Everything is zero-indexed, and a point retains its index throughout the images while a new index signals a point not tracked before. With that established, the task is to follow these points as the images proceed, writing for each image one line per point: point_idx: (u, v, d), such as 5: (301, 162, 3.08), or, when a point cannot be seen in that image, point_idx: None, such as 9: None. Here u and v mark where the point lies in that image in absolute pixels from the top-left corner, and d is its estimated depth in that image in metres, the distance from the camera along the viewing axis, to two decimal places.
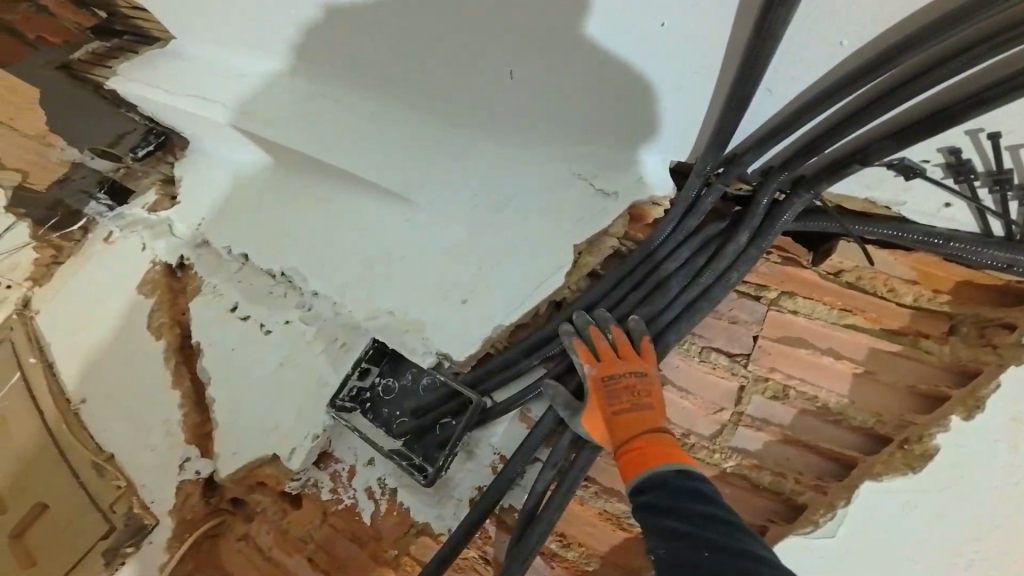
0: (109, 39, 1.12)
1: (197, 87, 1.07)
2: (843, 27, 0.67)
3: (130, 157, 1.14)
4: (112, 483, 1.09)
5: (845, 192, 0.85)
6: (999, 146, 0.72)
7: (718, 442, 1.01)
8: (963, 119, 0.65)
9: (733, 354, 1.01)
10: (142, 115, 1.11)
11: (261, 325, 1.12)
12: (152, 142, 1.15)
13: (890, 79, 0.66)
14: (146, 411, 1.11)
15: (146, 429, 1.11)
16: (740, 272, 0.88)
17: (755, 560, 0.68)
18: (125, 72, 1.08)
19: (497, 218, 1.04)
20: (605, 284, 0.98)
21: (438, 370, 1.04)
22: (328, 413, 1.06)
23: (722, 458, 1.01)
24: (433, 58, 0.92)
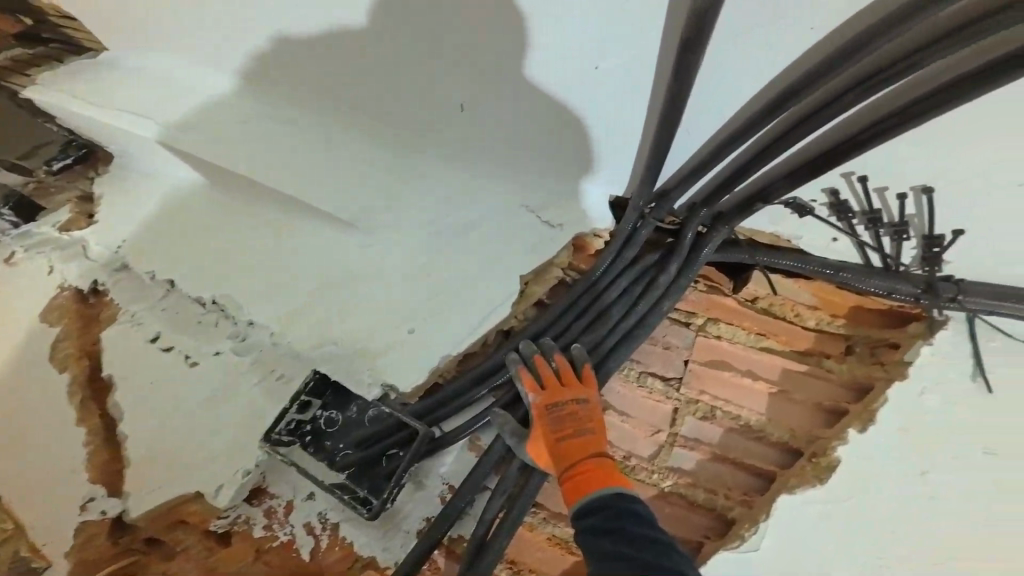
0: (30, 44, 1.04)
1: (136, 101, 1.03)
2: (742, 78, 0.80)
3: (45, 169, 1.05)
4: None
5: (755, 225, 0.97)
6: (867, 188, 0.86)
7: (656, 463, 1.07)
8: (916, 121, 0.68)
9: (667, 378, 1.07)
10: (61, 127, 1.05)
11: (185, 355, 1.04)
12: (72, 156, 1.09)
13: (850, 78, 0.68)
14: (46, 451, 0.97)
15: (39, 477, 0.96)
16: (672, 300, 0.97)
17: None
18: (49, 82, 1.03)
19: (451, 247, 1.07)
20: (550, 314, 1.03)
21: (383, 402, 1.02)
22: (263, 447, 0.99)
23: (660, 477, 1.06)
24: (417, 69, 0.92)
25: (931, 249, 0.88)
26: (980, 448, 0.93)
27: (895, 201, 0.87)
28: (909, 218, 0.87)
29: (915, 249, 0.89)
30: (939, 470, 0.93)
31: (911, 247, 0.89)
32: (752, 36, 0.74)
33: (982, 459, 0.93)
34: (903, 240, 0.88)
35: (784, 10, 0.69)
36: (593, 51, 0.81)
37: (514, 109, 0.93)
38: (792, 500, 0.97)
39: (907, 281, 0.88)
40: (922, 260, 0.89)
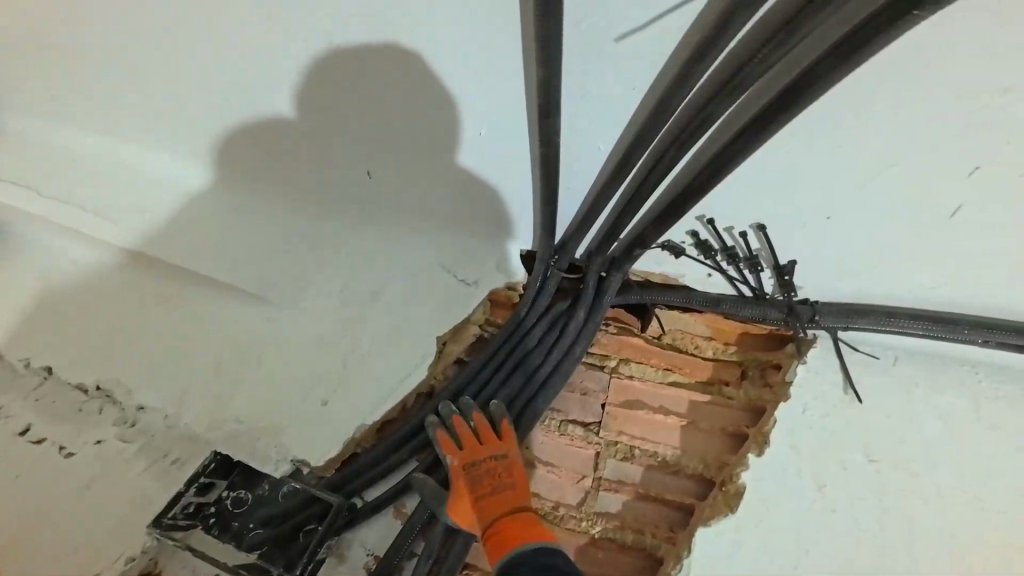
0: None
1: (47, 178, 1.09)
2: (598, 133, 0.89)
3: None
4: None
5: (643, 267, 1.09)
6: (718, 228, 0.99)
7: (585, 509, 1.08)
8: (733, 164, 0.72)
9: (587, 424, 1.12)
10: None
11: (59, 446, 0.94)
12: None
13: (675, 124, 0.72)
14: None
15: None
16: (583, 344, 1.05)
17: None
18: None
19: (369, 310, 1.07)
20: (468, 372, 1.06)
21: (297, 476, 0.95)
22: (152, 535, 0.87)
23: (591, 522, 1.07)
24: (319, 150, 1.01)
25: (783, 277, 1.01)
26: (864, 457, 1.02)
27: (741, 237, 1.00)
28: (757, 252, 1.00)
29: (771, 279, 1.02)
30: (835, 484, 1.00)
31: (768, 278, 1.02)
32: (607, 117, 0.86)
33: (865, 475, 1.01)
34: (760, 272, 1.02)
35: (620, 72, 0.79)
36: (477, 115, 0.87)
37: (423, 176, 1.01)
38: (710, 532, 1.00)
39: (775, 307, 1.02)
40: (779, 286, 1.02)
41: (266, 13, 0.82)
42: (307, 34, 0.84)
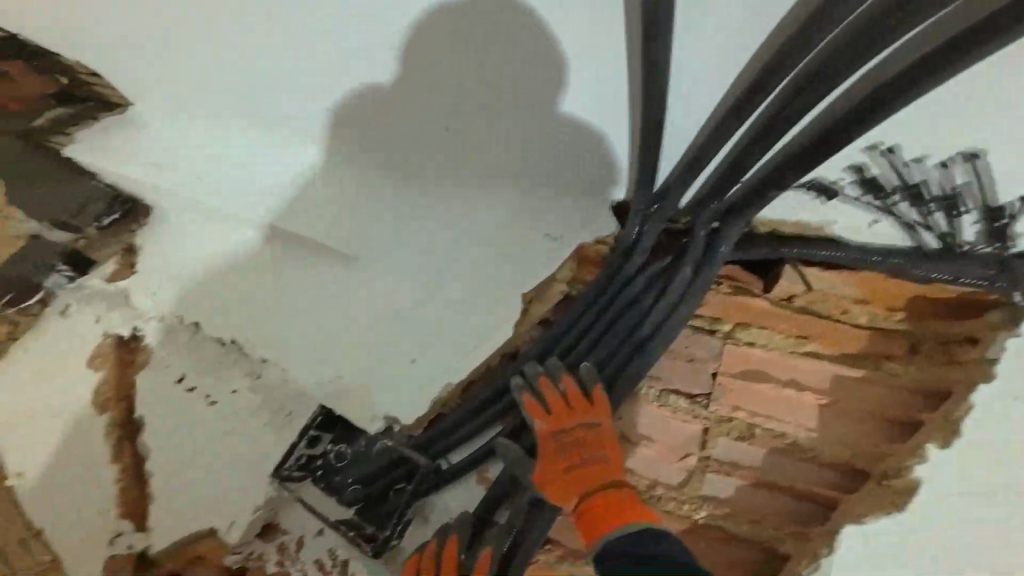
0: (72, 105, 0.91)
1: (160, 153, 0.96)
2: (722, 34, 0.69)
3: (94, 226, 1.00)
4: (40, 557, 1.00)
5: (768, 216, 0.85)
6: (900, 159, 0.72)
7: (688, 492, 1.01)
8: (918, 91, 0.58)
9: (693, 396, 0.97)
10: (104, 182, 0.99)
11: (206, 394, 1.08)
12: (118, 210, 1.02)
13: (837, 40, 0.60)
14: (85, 493, 1.02)
15: (80, 513, 1.02)
16: (692, 304, 0.89)
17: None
18: (89, 146, 0.96)
19: (450, 269, 1.04)
20: (555, 332, 0.97)
21: (389, 435, 1.06)
22: (275, 483, 1.06)
23: (696, 506, 1.01)
24: (379, 117, 0.92)
25: (998, 222, 0.72)
26: None
27: (937, 170, 0.71)
28: (959, 188, 0.72)
29: (977, 224, 0.73)
30: None
31: (973, 222, 0.73)
32: (620, 102, 0.82)
33: None
34: (960, 215, 0.73)
35: None
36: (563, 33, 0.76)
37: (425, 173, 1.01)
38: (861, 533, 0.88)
39: (975, 263, 0.75)
40: (989, 235, 0.73)
41: (264, 13, 0.79)
42: (306, 34, 0.82)
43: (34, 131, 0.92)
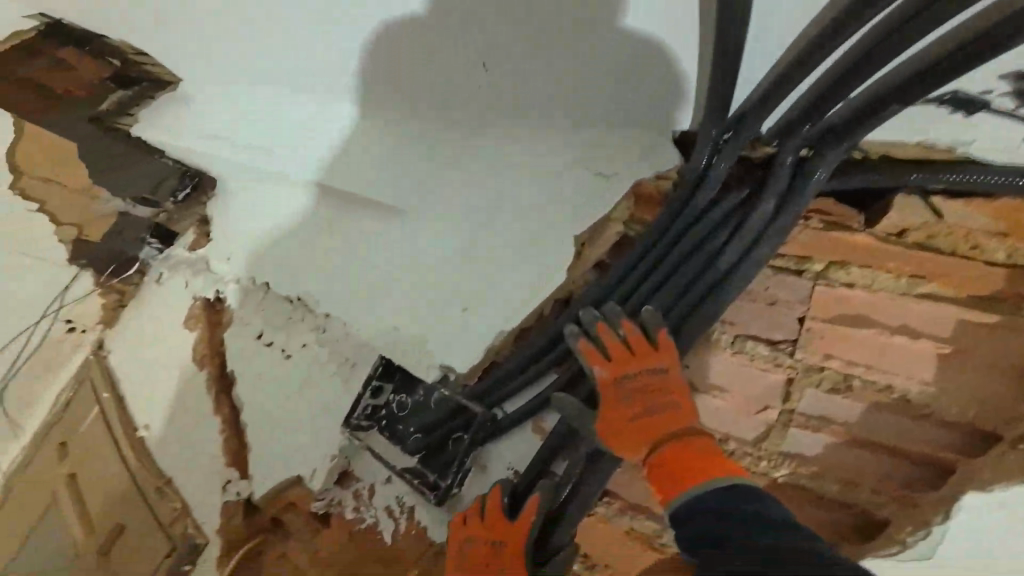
0: (129, 87, 1.06)
1: (208, 125, 1.05)
2: None
3: (171, 201, 1.08)
4: (171, 504, 1.14)
5: (891, 139, 0.75)
6: None
7: (766, 448, 0.85)
8: None
9: (776, 342, 0.82)
10: (173, 158, 1.08)
11: (280, 348, 1.13)
12: (188, 184, 1.09)
13: None
14: (195, 446, 1.14)
15: (192, 458, 1.14)
16: (768, 246, 0.77)
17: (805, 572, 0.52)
18: (150, 122, 1.08)
19: (497, 213, 1.00)
20: (613, 275, 0.89)
21: (443, 384, 1.02)
22: (344, 433, 1.06)
23: (775, 464, 0.86)
24: (424, 74, 0.92)
25: None
26: None
27: None
28: None
29: None
30: None
31: None
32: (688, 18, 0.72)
33: None
34: None
35: None
36: None
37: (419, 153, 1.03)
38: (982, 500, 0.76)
39: None
40: None
41: (265, 13, 0.88)
42: (306, 34, 0.90)
43: (106, 115, 1.05)
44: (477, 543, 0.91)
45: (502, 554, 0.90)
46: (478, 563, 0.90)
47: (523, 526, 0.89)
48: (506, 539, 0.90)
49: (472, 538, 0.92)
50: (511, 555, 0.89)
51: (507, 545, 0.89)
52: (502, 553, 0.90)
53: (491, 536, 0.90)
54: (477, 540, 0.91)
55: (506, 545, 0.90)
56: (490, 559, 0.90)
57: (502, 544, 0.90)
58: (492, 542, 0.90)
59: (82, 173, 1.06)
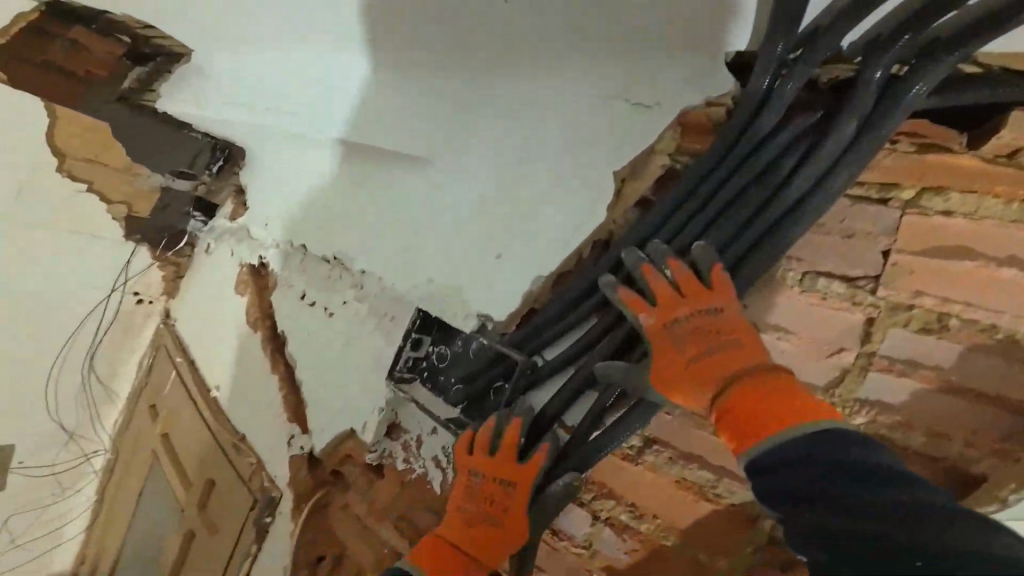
0: (145, 63, 1.06)
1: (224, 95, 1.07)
2: None
3: (208, 173, 1.32)
4: (247, 458, 1.26)
5: (1014, 49, 0.62)
6: None
7: (839, 394, 0.74)
8: None
9: (854, 278, 0.72)
10: (200, 132, 1.22)
11: (325, 307, 1.17)
12: (220, 158, 1.30)
13: None
14: (262, 401, 1.25)
15: (261, 413, 1.25)
16: (845, 173, 0.69)
17: (938, 539, 0.46)
18: (171, 95, 1.12)
19: (525, 155, 0.93)
20: (658, 214, 0.82)
21: (482, 333, 0.96)
22: (388, 386, 1.04)
23: (851, 412, 0.74)
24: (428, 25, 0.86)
25: None
26: None
27: None
28: None
29: None
30: None
31: None
32: None
33: None
34: None
35: None
36: None
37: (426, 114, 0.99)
38: None
39: None
40: None
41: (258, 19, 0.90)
42: (296, 26, 0.91)
43: (129, 94, 1.11)
44: (486, 478, 0.88)
45: (508, 493, 0.87)
46: (485, 500, 0.87)
47: (534, 468, 0.87)
48: (517, 479, 0.87)
49: (481, 474, 0.88)
50: (517, 495, 0.87)
51: (516, 485, 0.87)
52: (507, 492, 0.87)
53: (503, 474, 0.87)
54: (486, 476, 0.88)
55: (515, 485, 0.87)
56: (497, 497, 0.87)
57: (510, 482, 0.87)
58: (503, 480, 0.87)
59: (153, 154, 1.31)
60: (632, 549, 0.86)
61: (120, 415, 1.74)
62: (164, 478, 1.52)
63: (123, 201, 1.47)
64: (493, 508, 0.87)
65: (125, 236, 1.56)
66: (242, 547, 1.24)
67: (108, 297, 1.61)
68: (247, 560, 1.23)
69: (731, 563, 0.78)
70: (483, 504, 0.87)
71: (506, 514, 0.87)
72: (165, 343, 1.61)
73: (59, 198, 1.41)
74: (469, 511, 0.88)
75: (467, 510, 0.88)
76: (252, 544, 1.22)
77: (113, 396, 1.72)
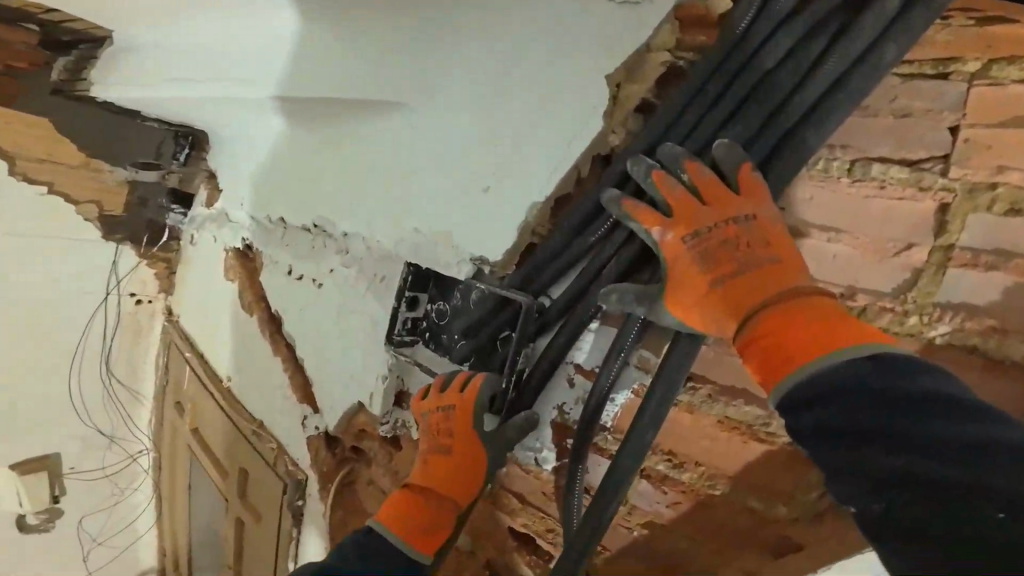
0: (66, 50, 1.14)
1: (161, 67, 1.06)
2: None
3: (176, 163, 1.42)
4: (269, 445, 1.23)
5: None
6: None
7: (914, 299, 0.60)
8: None
9: (916, 160, 0.59)
10: (158, 118, 1.30)
11: (313, 278, 1.10)
12: (186, 145, 1.40)
13: None
14: (270, 385, 1.21)
15: (271, 397, 1.21)
16: (895, 44, 0.57)
17: (1012, 482, 0.40)
18: (98, 81, 1.15)
19: (497, 77, 0.81)
20: (665, 116, 0.70)
21: (479, 279, 0.86)
22: (388, 351, 0.96)
23: (931, 320, 0.59)
24: None
25: None
26: None
27: None
28: None
29: None
30: None
31: None
32: None
33: None
34: None
35: None
36: None
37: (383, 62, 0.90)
38: None
39: None
40: None
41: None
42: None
43: (65, 86, 1.21)
44: (432, 412, 0.84)
45: (450, 420, 0.82)
46: (435, 434, 0.84)
47: (469, 395, 0.82)
48: (453, 404, 0.82)
49: (427, 411, 0.85)
50: (460, 423, 0.81)
51: (455, 411, 0.82)
52: (450, 420, 0.82)
53: (443, 404, 0.83)
54: (430, 412, 0.84)
55: (455, 411, 0.82)
56: (443, 428, 0.83)
57: (451, 410, 0.82)
58: (443, 410, 0.83)
59: (105, 147, 1.35)
60: (674, 502, 0.77)
61: (151, 414, 1.75)
62: (204, 472, 1.52)
63: (93, 200, 1.43)
64: (441, 438, 0.83)
65: (105, 235, 1.51)
66: (284, 533, 1.21)
67: (106, 300, 1.58)
68: (291, 545, 1.20)
69: (792, 513, 0.68)
70: (433, 436, 0.84)
71: (454, 442, 0.82)
72: (174, 339, 1.58)
73: (32, 205, 1.38)
74: (426, 450, 0.85)
75: (425, 450, 0.85)
76: (292, 529, 1.19)
77: (138, 396, 1.72)
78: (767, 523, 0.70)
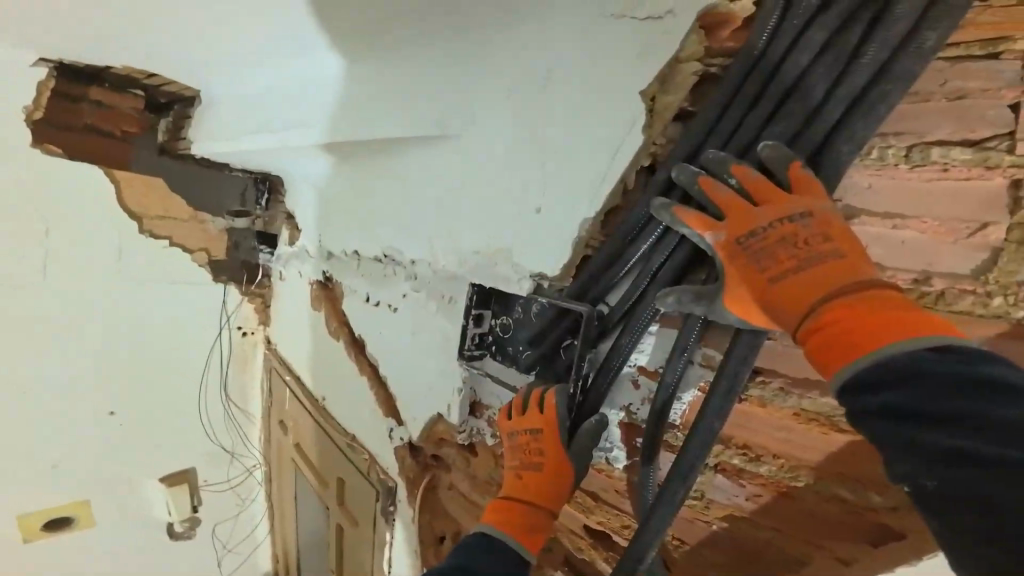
0: (166, 113, 1.46)
1: (245, 120, 1.27)
2: None
3: (259, 207, 1.66)
4: (362, 455, 1.36)
5: None
6: None
7: (995, 280, 0.59)
8: None
9: (980, 141, 0.58)
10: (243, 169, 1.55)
11: (388, 303, 1.22)
12: (264, 188, 1.65)
13: None
14: (358, 401, 1.33)
15: (360, 412, 1.34)
16: (943, 25, 0.57)
17: None
18: (195, 137, 1.39)
19: (537, 101, 0.86)
20: (704, 120, 0.73)
21: (540, 293, 0.92)
22: (460, 366, 1.04)
23: (1016, 300, 0.58)
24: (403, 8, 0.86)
25: None
26: None
27: None
28: None
29: None
30: None
31: None
32: None
33: None
34: None
35: None
36: None
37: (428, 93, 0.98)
38: None
39: None
40: None
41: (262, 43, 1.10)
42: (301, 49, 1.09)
43: (168, 146, 1.50)
44: (520, 433, 0.90)
45: (539, 440, 0.87)
46: (526, 453, 0.89)
47: (551, 417, 0.87)
48: (541, 426, 0.87)
49: (515, 430, 0.91)
50: (550, 444, 0.86)
51: (542, 432, 0.87)
52: (539, 441, 0.88)
53: (528, 425, 0.89)
54: (518, 432, 0.90)
55: (542, 432, 0.87)
56: (533, 448, 0.88)
57: (539, 432, 0.87)
58: (530, 431, 0.88)
59: (205, 199, 1.62)
60: (754, 493, 0.79)
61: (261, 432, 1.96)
62: (307, 483, 1.69)
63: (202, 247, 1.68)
64: (532, 456, 0.89)
65: (213, 277, 1.73)
66: (377, 534, 1.33)
67: (219, 337, 1.81)
68: (385, 548, 1.32)
69: (882, 501, 0.68)
70: (523, 455, 0.90)
71: (546, 461, 0.87)
72: (274, 364, 1.77)
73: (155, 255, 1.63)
74: (516, 465, 0.91)
75: (515, 466, 0.91)
76: (386, 533, 1.31)
77: (251, 416, 1.94)
78: (855, 511, 0.70)
